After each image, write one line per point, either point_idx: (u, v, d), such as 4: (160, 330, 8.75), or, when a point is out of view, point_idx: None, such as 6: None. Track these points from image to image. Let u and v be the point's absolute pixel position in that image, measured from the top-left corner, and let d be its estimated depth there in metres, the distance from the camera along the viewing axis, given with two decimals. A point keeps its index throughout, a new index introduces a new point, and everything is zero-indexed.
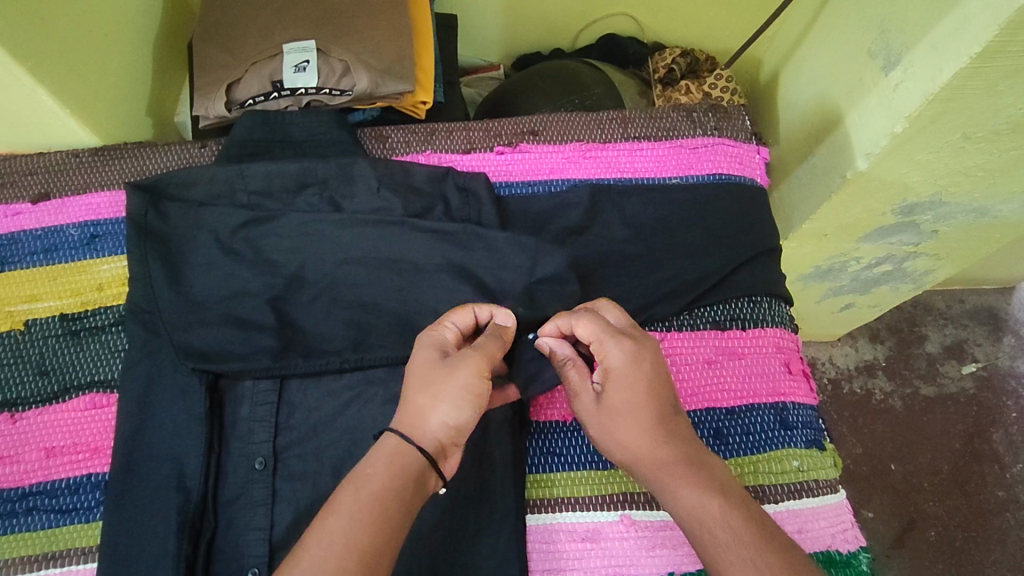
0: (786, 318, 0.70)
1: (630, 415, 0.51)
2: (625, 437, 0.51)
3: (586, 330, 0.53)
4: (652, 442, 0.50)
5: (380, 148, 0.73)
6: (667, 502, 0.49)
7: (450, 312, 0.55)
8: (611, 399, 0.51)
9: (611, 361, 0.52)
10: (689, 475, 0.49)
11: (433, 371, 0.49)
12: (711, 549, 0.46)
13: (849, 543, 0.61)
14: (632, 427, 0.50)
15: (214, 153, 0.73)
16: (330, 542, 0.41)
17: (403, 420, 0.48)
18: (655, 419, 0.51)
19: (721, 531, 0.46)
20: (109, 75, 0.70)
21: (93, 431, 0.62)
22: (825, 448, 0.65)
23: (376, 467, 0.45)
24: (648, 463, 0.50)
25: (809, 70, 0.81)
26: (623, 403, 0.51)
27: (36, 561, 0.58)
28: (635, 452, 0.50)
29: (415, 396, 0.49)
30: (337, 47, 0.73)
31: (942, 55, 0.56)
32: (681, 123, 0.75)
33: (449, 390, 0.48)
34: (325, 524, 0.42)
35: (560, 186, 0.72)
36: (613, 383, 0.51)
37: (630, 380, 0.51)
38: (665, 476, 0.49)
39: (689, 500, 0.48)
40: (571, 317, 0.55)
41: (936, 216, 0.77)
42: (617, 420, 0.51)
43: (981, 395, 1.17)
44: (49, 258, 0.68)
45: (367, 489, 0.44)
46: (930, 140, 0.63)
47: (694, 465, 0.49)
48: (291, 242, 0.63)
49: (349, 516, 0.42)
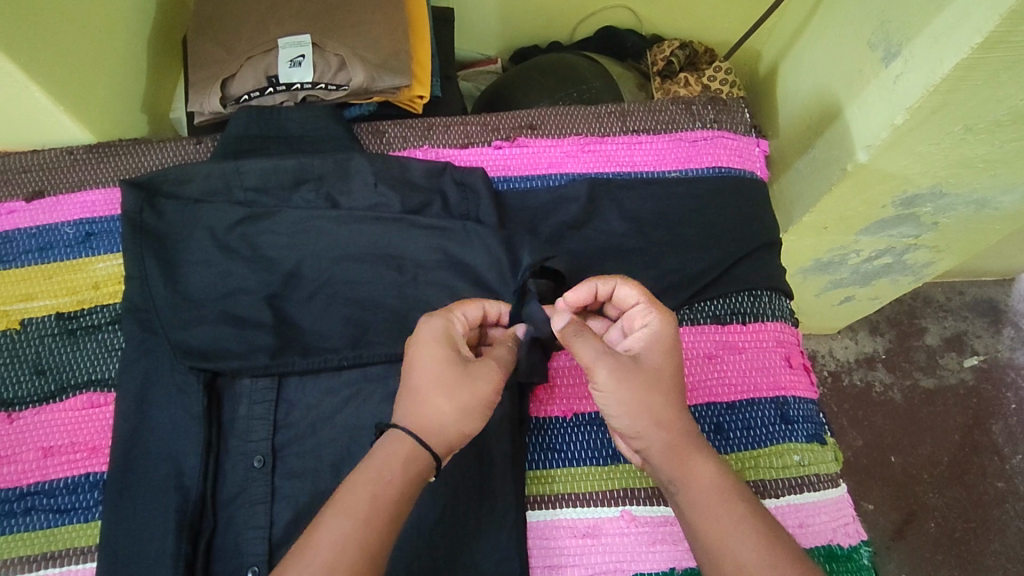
0: (786, 312, 0.69)
1: (664, 383, 0.50)
2: (657, 402, 0.49)
3: (631, 295, 0.53)
4: (677, 412, 0.49)
5: (377, 144, 0.73)
6: (676, 475, 0.48)
7: (459, 302, 0.54)
8: (650, 364, 0.50)
9: (656, 326, 0.52)
10: (705, 452, 0.49)
11: (456, 377, 0.49)
12: (729, 520, 0.45)
13: (850, 537, 0.61)
14: (663, 394, 0.49)
15: (209, 149, 0.72)
16: (342, 546, 0.42)
17: (417, 420, 0.47)
18: (680, 392, 0.51)
19: (738, 506, 0.46)
20: (102, 71, 0.69)
21: (91, 430, 0.61)
22: (825, 442, 0.65)
23: (387, 468, 0.45)
24: (670, 432, 0.49)
25: (808, 62, 0.81)
26: (663, 369, 0.50)
27: (35, 561, 0.58)
28: (661, 419, 0.49)
29: (434, 398, 0.48)
30: (332, 42, 0.72)
31: (943, 46, 0.55)
32: (681, 116, 0.75)
33: (470, 401, 0.48)
34: (337, 524, 0.43)
35: (559, 181, 0.72)
36: (655, 347, 0.51)
37: (671, 348, 0.51)
38: (682, 449, 0.48)
39: (704, 475, 0.48)
40: (615, 280, 0.54)
41: (936, 208, 0.77)
42: (653, 383, 0.49)
43: (981, 387, 1.17)
44: (44, 257, 0.67)
45: (381, 493, 0.44)
46: (930, 132, 0.62)
47: (707, 445, 0.50)
48: (288, 239, 0.62)
49: (361, 521, 0.43)
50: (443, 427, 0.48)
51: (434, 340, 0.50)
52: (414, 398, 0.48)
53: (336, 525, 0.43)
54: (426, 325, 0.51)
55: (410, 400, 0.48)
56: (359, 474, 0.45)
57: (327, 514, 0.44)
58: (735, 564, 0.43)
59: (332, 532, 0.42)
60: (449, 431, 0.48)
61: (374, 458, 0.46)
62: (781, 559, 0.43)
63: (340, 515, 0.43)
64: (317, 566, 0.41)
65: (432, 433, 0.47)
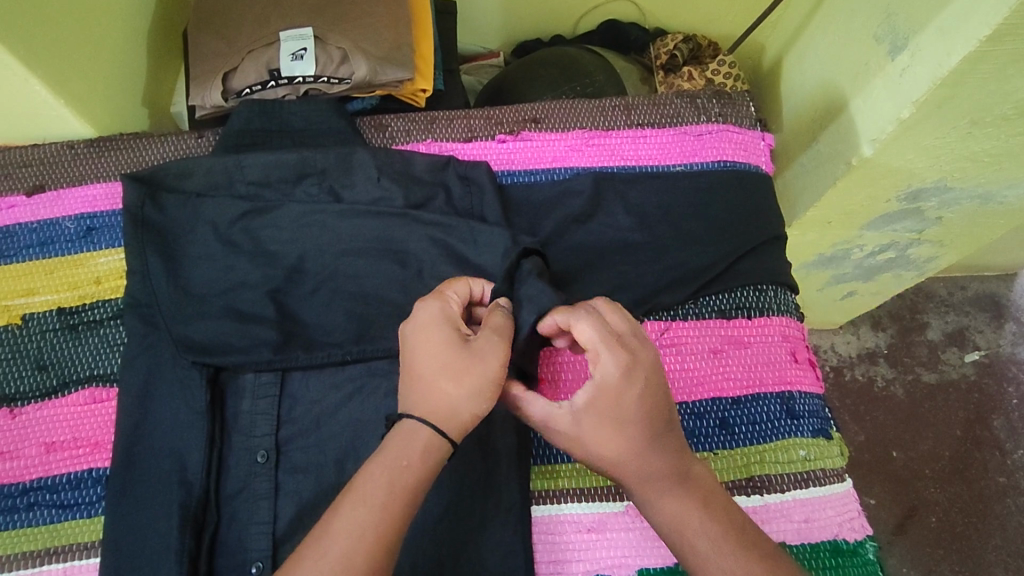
0: (791, 307, 0.69)
1: (622, 424, 0.47)
2: (613, 446, 0.47)
3: (588, 332, 0.47)
4: (639, 447, 0.47)
5: (380, 138, 0.72)
6: (647, 509, 0.48)
7: (446, 284, 0.53)
8: (603, 409, 0.47)
9: (607, 369, 0.47)
10: (672, 483, 0.47)
11: (462, 359, 0.47)
12: (690, 558, 0.46)
13: (856, 532, 0.61)
14: (621, 435, 0.47)
15: (211, 143, 0.71)
16: (360, 535, 0.42)
17: (427, 406, 0.47)
18: (643, 425, 0.47)
19: (703, 542, 0.45)
20: (102, 64, 0.68)
21: (93, 425, 0.61)
22: (831, 437, 0.65)
23: (403, 456, 0.45)
24: (634, 471, 0.47)
25: (813, 55, 0.80)
26: (618, 411, 0.47)
27: (38, 556, 0.57)
28: (620, 460, 0.47)
29: (442, 383, 0.47)
30: (334, 35, 0.72)
31: (951, 38, 0.55)
32: (686, 110, 0.75)
33: (479, 380, 0.47)
34: (353, 514, 0.43)
35: (563, 174, 0.71)
36: (603, 396, 0.47)
37: (622, 395, 0.47)
38: (648, 486, 0.47)
39: (672, 508, 0.47)
40: (570, 319, 0.49)
41: (941, 202, 0.76)
42: (603, 434, 0.47)
43: (983, 381, 1.17)
44: (45, 252, 0.67)
45: (397, 482, 0.44)
46: (937, 125, 0.62)
47: (677, 476, 0.47)
48: (291, 233, 0.62)
49: (377, 510, 0.43)
50: (456, 411, 0.47)
51: (434, 326, 0.49)
52: (423, 385, 0.47)
53: (352, 515, 0.43)
54: (423, 312, 0.50)
55: (419, 386, 0.48)
56: (375, 463, 0.45)
57: (343, 502, 0.44)
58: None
59: (348, 521, 0.43)
60: (463, 414, 0.47)
61: (389, 447, 0.46)
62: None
63: (356, 505, 0.43)
64: (334, 555, 0.41)
65: (445, 419, 0.47)
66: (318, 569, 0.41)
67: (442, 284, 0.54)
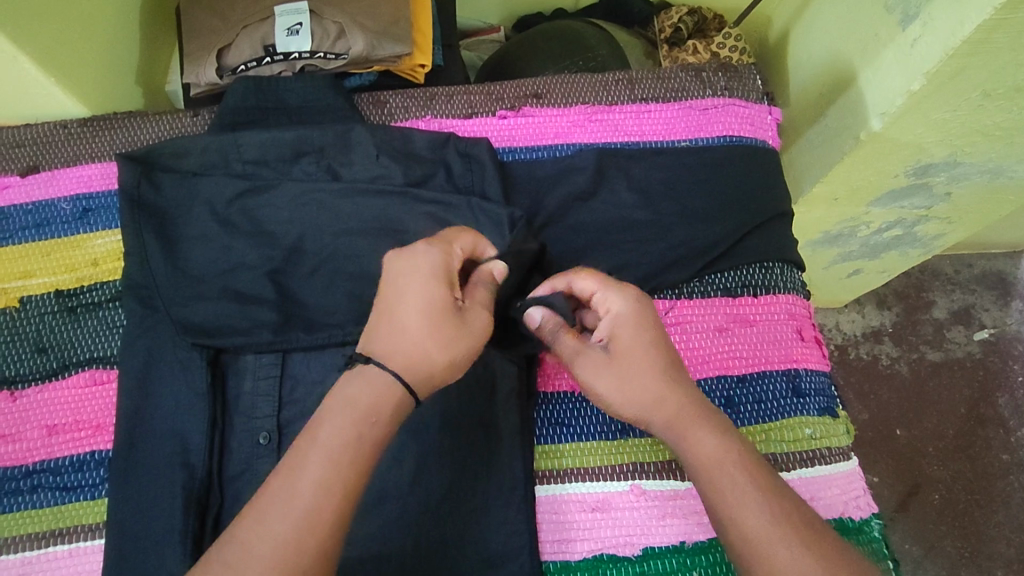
0: (798, 285, 0.68)
1: (649, 360, 0.50)
2: (645, 379, 0.49)
3: (587, 281, 0.52)
4: (670, 382, 0.49)
5: (378, 115, 0.71)
6: (680, 448, 0.48)
7: (450, 234, 0.51)
8: (626, 345, 0.50)
9: (617, 310, 0.51)
10: (709, 421, 0.48)
11: (446, 320, 0.46)
12: (727, 495, 0.45)
13: (861, 509, 0.61)
14: (651, 369, 0.49)
15: (207, 121, 0.71)
16: (324, 492, 0.40)
17: (405, 359, 0.45)
18: (667, 361, 0.50)
19: (737, 472, 0.45)
20: (94, 40, 0.67)
21: (95, 407, 0.61)
22: (837, 415, 0.64)
23: (373, 409, 0.43)
24: (663, 408, 0.49)
25: (819, 26, 0.78)
26: (637, 348, 0.50)
27: (43, 538, 0.57)
28: (651, 394, 0.49)
29: (426, 340, 0.46)
30: (330, 9, 0.70)
31: (963, 5, 0.53)
32: (691, 83, 0.73)
33: (460, 349, 0.47)
34: (319, 468, 0.41)
35: (566, 151, 0.70)
36: (626, 327, 0.50)
37: (642, 323, 0.51)
38: (681, 423, 0.48)
39: (707, 447, 0.47)
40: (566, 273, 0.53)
41: (950, 177, 0.75)
42: (633, 367, 0.50)
43: (988, 359, 1.16)
44: (41, 233, 0.66)
45: (366, 436, 0.42)
46: (948, 98, 0.60)
47: (710, 414, 0.49)
48: (288, 212, 0.61)
49: (345, 465, 0.41)
50: (432, 370, 0.46)
51: (429, 277, 0.47)
52: (402, 338, 0.45)
53: (316, 471, 0.41)
54: (421, 257, 0.48)
55: (399, 341, 0.45)
56: (341, 415, 0.43)
57: (306, 455, 0.41)
58: (738, 532, 0.43)
59: (312, 477, 0.40)
60: (433, 374, 0.46)
61: (358, 399, 0.44)
62: (786, 527, 0.43)
63: (321, 459, 0.41)
64: (299, 512, 0.40)
65: (418, 378, 0.45)
66: (281, 525, 0.39)
67: (447, 233, 0.52)
